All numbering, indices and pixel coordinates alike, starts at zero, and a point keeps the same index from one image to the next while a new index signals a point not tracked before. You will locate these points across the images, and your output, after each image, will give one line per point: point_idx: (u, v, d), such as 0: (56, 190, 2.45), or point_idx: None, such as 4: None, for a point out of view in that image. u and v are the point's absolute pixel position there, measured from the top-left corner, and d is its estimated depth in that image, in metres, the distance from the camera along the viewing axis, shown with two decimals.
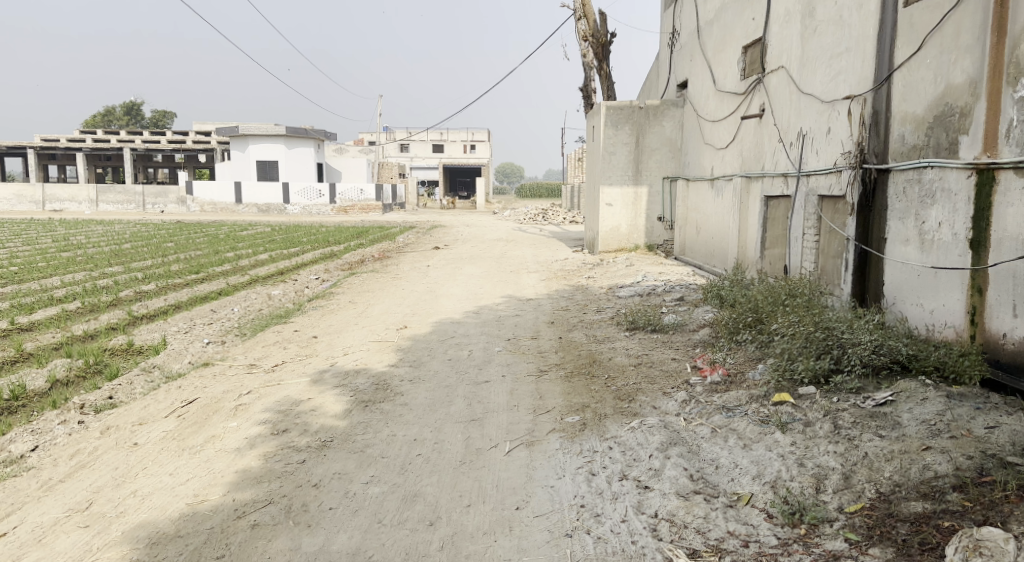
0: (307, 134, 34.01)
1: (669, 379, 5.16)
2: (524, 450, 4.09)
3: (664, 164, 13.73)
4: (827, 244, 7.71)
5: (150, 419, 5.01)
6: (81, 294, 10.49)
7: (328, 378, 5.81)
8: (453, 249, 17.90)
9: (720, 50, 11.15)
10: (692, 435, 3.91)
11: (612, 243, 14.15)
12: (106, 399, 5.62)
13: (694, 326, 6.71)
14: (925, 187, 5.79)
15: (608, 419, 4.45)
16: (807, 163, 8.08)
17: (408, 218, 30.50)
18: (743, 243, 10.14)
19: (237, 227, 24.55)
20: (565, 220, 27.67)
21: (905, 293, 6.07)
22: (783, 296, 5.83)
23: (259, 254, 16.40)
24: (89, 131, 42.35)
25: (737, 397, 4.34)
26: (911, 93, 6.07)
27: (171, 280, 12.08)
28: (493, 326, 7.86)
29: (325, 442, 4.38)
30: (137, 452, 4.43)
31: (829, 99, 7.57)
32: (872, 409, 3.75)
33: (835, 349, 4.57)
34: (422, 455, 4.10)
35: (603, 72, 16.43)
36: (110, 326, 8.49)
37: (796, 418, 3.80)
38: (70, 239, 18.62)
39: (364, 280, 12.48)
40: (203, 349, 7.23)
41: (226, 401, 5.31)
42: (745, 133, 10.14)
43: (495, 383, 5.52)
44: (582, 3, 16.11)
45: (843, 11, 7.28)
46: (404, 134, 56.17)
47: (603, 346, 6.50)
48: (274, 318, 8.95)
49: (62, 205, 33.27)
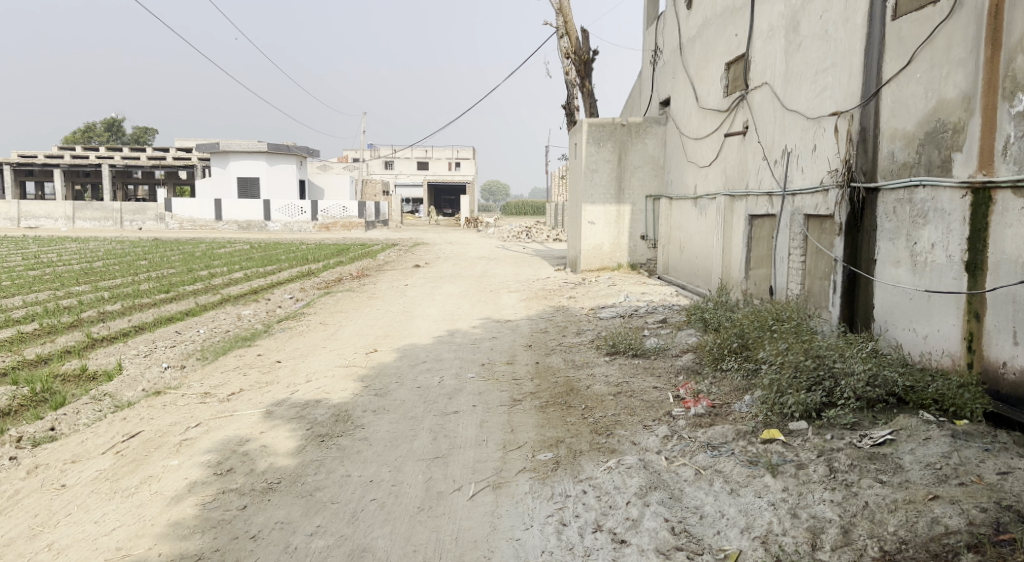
0: (288, 151, 33.61)
1: (651, 410, 4.81)
2: (489, 494, 3.71)
3: (646, 182, 13.47)
4: (813, 264, 7.44)
5: (85, 456, 4.54)
6: (40, 314, 9.95)
7: (284, 409, 5.37)
8: (434, 267, 17.54)
9: (703, 67, 10.95)
10: (674, 477, 3.56)
11: (594, 262, 13.86)
12: (47, 431, 5.11)
13: (677, 351, 6.38)
14: (916, 208, 5.53)
15: (584, 456, 4.09)
16: (793, 181, 7.83)
17: (391, 235, 30.18)
18: (727, 262, 9.86)
19: (214, 244, 23.93)
20: (549, 239, 27.42)
21: (896, 317, 5.79)
22: (771, 321, 5.52)
23: (234, 272, 15.93)
24: (68, 146, 41.65)
25: (723, 433, 4.00)
26: (901, 108, 5.83)
27: (138, 299, 11.57)
28: (467, 350, 7.48)
29: (271, 484, 3.96)
30: (64, 495, 3.98)
31: (815, 115, 7.33)
32: (870, 450, 3.45)
33: (827, 380, 4.26)
34: (377, 501, 3.71)
35: (586, 89, 16.23)
36: (64, 349, 7.97)
37: (787, 459, 3.49)
38: (39, 257, 18.02)
39: (340, 300, 12.03)
40: (160, 374, 6.75)
41: (172, 435, 4.86)
42: (727, 151, 9.91)
43: (464, 414, 5.13)
44: (565, 20, 15.93)
45: (829, 25, 7.07)
46: (388, 151, 55.75)
47: (581, 372, 6.13)
48: (240, 341, 8.50)
49: (38, 222, 32.58)
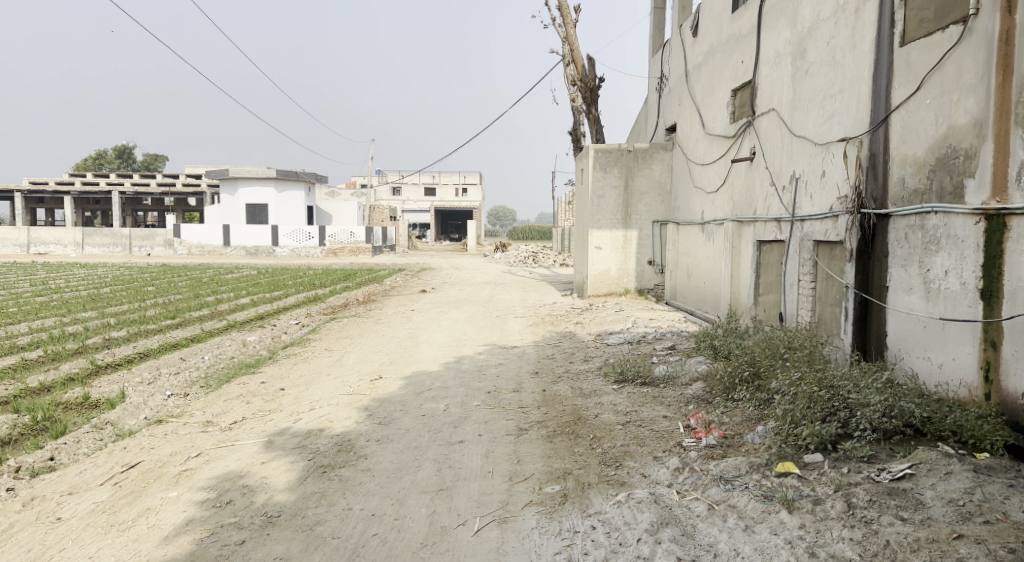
0: (297, 177, 33.88)
1: (660, 440, 4.70)
2: (495, 530, 3.61)
3: (653, 208, 13.44)
4: (824, 291, 7.35)
5: (83, 488, 4.46)
6: (46, 341, 9.92)
7: (286, 439, 5.28)
8: (441, 292, 17.50)
9: (709, 93, 10.98)
10: (686, 512, 3.47)
11: (601, 288, 13.77)
12: (46, 461, 5.03)
13: (687, 379, 6.27)
14: (928, 234, 5.46)
15: (592, 489, 3.98)
16: (801, 208, 7.77)
17: (398, 260, 30.20)
18: (736, 288, 9.76)
19: (222, 270, 23.99)
20: (555, 264, 27.37)
21: (909, 345, 5.68)
22: (783, 349, 5.41)
23: (240, 297, 15.91)
24: (80, 173, 42.11)
25: (736, 466, 3.89)
26: (911, 134, 5.78)
27: (144, 326, 11.53)
28: (473, 377, 7.38)
29: (271, 517, 3.88)
30: (59, 529, 3.89)
31: (823, 141, 7.30)
32: (890, 484, 3.42)
33: (842, 411, 4.18)
34: (379, 536, 3.63)
35: (592, 116, 16.30)
36: (68, 377, 7.91)
37: (803, 493, 3.43)
38: (47, 283, 18.07)
39: (345, 325, 11.96)
40: (162, 403, 6.66)
41: (172, 466, 4.77)
42: (735, 177, 9.87)
43: (469, 444, 5.02)
44: (571, 48, 16.07)
45: (836, 51, 7.07)
46: (396, 177, 56.10)
47: (590, 401, 6.01)
48: (244, 367, 8.43)
49: (47, 248, 32.77)
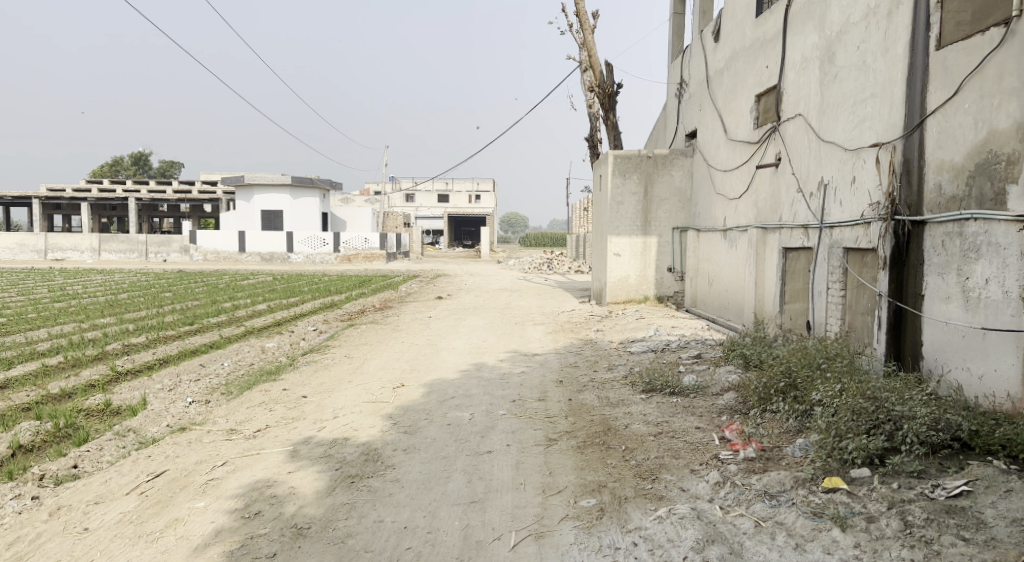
0: (312, 184, 33.99)
1: (696, 453, 4.57)
2: (532, 545, 3.52)
3: (673, 214, 13.30)
4: (855, 299, 7.20)
5: (109, 497, 4.39)
6: (66, 347, 9.90)
7: (311, 448, 5.20)
8: (457, 298, 17.44)
9: (732, 99, 10.85)
10: (732, 529, 3.39)
11: (620, 295, 13.62)
12: (70, 469, 4.98)
13: (717, 389, 6.12)
14: (968, 241, 5.31)
15: (629, 503, 3.86)
16: (830, 214, 7.61)
17: (412, 267, 30.19)
18: (761, 296, 9.60)
19: (239, 276, 24.06)
20: (570, 271, 27.25)
21: (947, 355, 5.54)
22: (819, 360, 5.26)
23: (257, 304, 15.90)
24: (97, 180, 42.51)
25: (779, 481, 3.77)
26: (947, 140, 5.64)
27: (163, 332, 11.52)
28: (497, 385, 7.28)
29: (301, 529, 3.80)
30: (87, 539, 3.83)
31: (853, 147, 7.16)
32: (947, 502, 3.32)
33: (887, 424, 4.04)
34: (413, 550, 3.54)
35: (610, 122, 16.21)
36: (89, 383, 7.88)
37: (854, 510, 3.34)
38: (65, 290, 18.14)
39: (363, 332, 11.89)
40: (184, 410, 6.61)
41: (198, 475, 4.70)
42: (759, 183, 9.73)
43: (498, 454, 4.92)
44: (588, 54, 16.00)
45: (867, 55, 6.94)
46: (409, 184, 56.21)
47: (618, 411, 5.89)
48: (264, 375, 8.37)
49: (65, 254, 33.05)
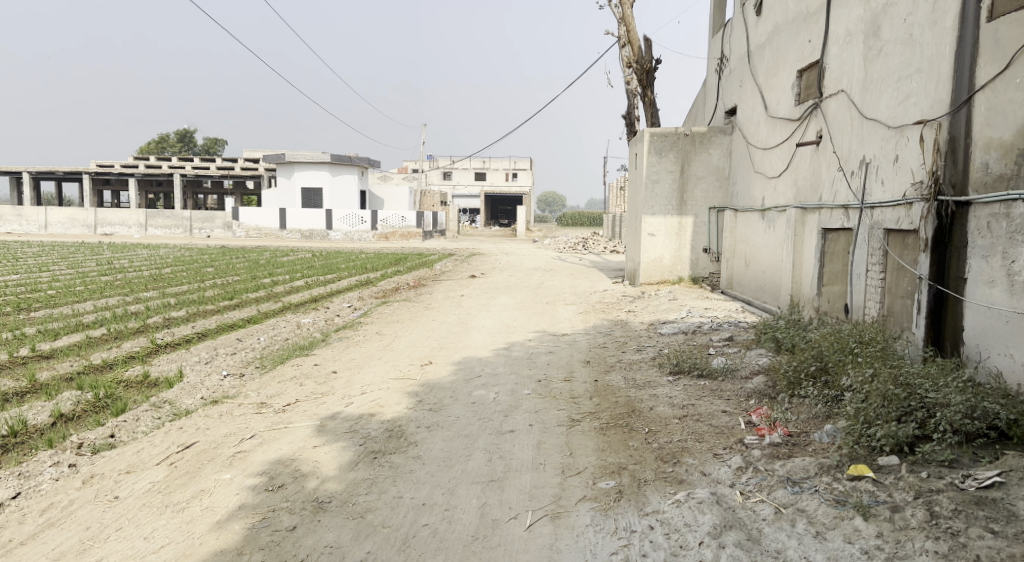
0: (351, 162, 34.29)
1: (721, 437, 4.49)
2: (548, 525, 3.51)
3: (709, 193, 13.01)
4: (895, 282, 6.94)
5: (140, 467, 4.54)
6: (109, 320, 10.24)
7: (337, 423, 5.29)
8: (490, 277, 17.46)
9: (773, 75, 10.50)
10: (751, 515, 3.33)
11: (654, 275, 13.47)
12: (107, 438, 5.16)
13: (747, 372, 6.00)
14: (1015, 223, 5.05)
15: (648, 486, 3.82)
16: (871, 194, 7.33)
17: (448, 245, 30.34)
18: (798, 277, 9.36)
19: (278, 252, 24.51)
20: (606, 250, 27.05)
21: (989, 341, 5.31)
22: (853, 344, 5.09)
23: (295, 279, 16.20)
24: (144, 157, 43.64)
25: (804, 467, 3.69)
26: (997, 116, 5.34)
27: (203, 306, 11.82)
28: (523, 364, 7.28)
29: (322, 503, 3.87)
30: (117, 508, 3.97)
31: (897, 124, 6.85)
32: (977, 493, 3.18)
33: (920, 411, 3.90)
34: (430, 526, 3.57)
35: (648, 99, 15.88)
36: (129, 355, 8.14)
37: (879, 499, 3.24)
38: (113, 263, 18.76)
39: (396, 309, 12.01)
40: (219, 383, 6.78)
41: (226, 448, 4.82)
42: (799, 161, 9.42)
43: (520, 434, 4.91)
44: (627, 29, 15.65)
45: (913, 28, 6.61)
46: (447, 162, 56.27)
47: (644, 392, 5.82)
48: (297, 349, 8.53)
49: (114, 229, 34.12)
